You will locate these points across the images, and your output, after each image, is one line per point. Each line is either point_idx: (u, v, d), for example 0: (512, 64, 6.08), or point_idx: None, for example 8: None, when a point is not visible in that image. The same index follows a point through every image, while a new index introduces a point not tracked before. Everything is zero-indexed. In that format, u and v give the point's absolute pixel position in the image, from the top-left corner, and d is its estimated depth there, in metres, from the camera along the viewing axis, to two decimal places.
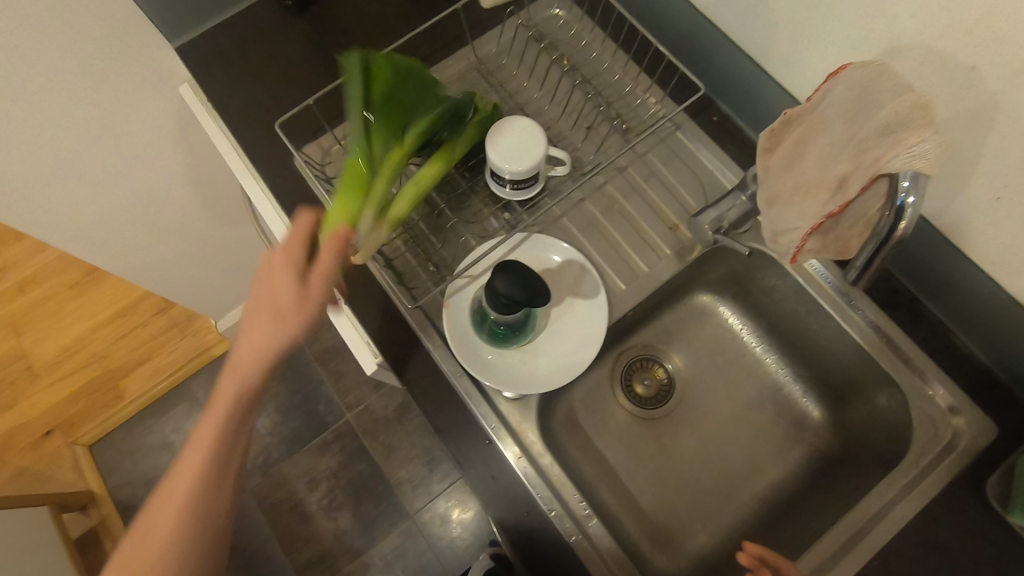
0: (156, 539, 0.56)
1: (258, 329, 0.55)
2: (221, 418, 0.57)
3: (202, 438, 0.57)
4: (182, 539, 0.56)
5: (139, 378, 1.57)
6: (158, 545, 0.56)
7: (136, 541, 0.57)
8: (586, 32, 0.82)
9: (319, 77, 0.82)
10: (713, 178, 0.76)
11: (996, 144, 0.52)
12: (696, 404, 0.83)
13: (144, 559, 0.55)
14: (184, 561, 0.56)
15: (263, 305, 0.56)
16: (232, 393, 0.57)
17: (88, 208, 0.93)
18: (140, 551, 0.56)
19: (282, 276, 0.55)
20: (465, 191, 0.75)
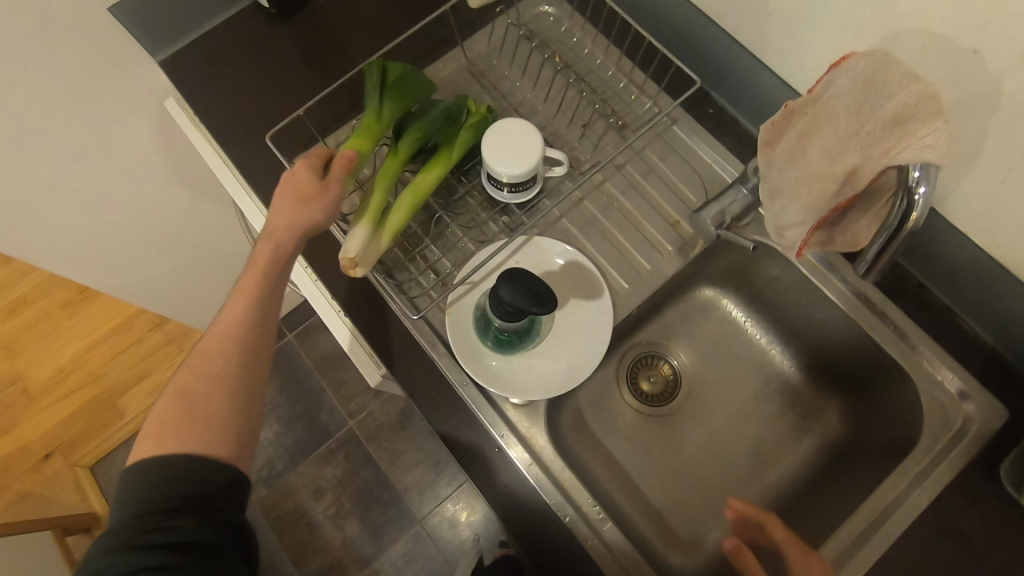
0: (206, 376, 0.56)
1: (285, 208, 0.61)
2: (262, 280, 0.61)
3: (249, 290, 0.60)
4: (229, 374, 0.57)
5: (138, 396, 1.55)
6: (210, 382, 0.56)
7: (184, 377, 0.56)
8: (577, 29, 0.81)
9: (307, 85, 0.81)
10: (711, 172, 0.76)
11: (1000, 128, 0.52)
12: (704, 398, 0.82)
13: (194, 395, 0.55)
14: (230, 403, 0.56)
15: (288, 190, 0.62)
16: (270, 259, 0.61)
17: (75, 230, 0.91)
18: (192, 384, 0.56)
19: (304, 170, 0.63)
20: (462, 195, 0.74)
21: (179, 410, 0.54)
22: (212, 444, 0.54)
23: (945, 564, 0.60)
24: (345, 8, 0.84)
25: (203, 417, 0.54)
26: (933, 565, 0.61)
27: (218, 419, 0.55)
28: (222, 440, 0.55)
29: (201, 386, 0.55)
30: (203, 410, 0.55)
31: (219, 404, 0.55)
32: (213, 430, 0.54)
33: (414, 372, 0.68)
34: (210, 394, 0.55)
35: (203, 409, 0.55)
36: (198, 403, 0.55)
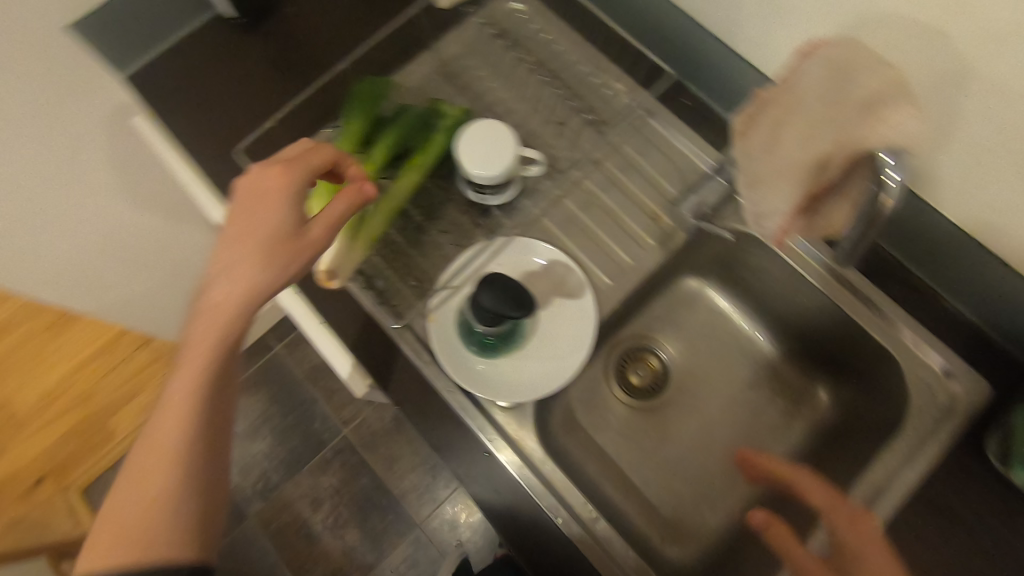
0: (159, 456, 0.53)
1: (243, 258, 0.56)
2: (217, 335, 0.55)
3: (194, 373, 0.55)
4: (182, 456, 0.53)
5: (128, 415, 1.56)
6: (162, 463, 0.53)
7: (143, 449, 0.53)
8: (548, 24, 0.80)
9: (277, 94, 0.79)
10: (691, 163, 0.75)
11: (973, 107, 0.52)
12: (693, 390, 0.82)
13: (143, 479, 0.52)
14: (180, 485, 0.53)
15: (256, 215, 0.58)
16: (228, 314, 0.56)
17: (44, 254, 0.88)
18: (146, 460, 0.53)
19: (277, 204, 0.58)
20: (439, 200, 0.74)
21: (139, 518, 0.51)
22: (176, 546, 0.51)
23: (937, 542, 0.61)
24: (312, 15, 0.82)
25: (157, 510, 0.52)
26: (926, 544, 0.61)
27: (169, 510, 0.52)
28: (180, 537, 0.52)
29: (154, 482, 0.52)
30: (157, 509, 0.51)
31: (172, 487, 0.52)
32: (159, 525, 0.51)
33: None
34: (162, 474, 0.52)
35: (158, 492, 0.52)
36: (149, 478, 0.52)
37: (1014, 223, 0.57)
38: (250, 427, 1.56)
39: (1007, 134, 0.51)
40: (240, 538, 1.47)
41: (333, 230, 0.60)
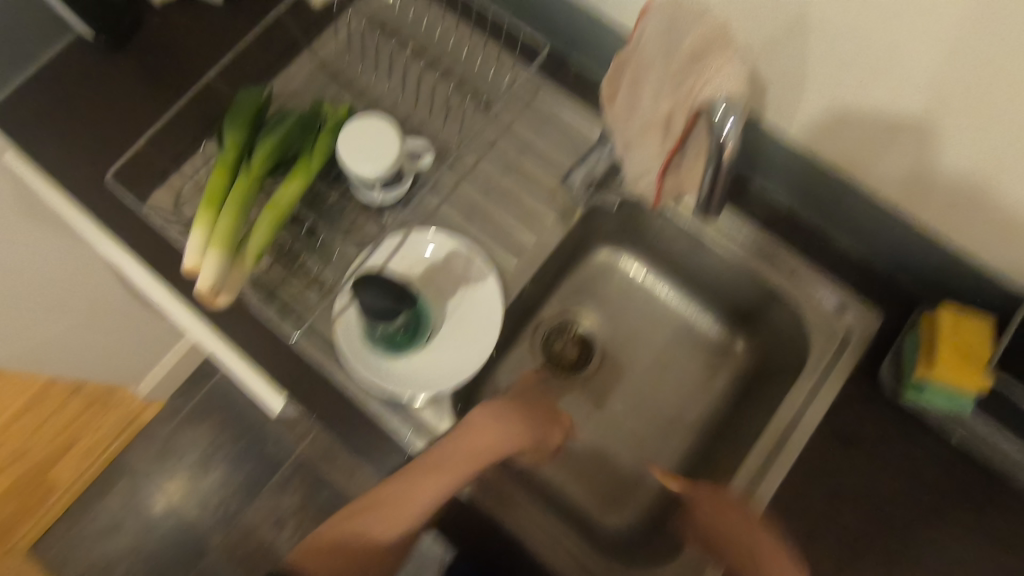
0: (346, 553, 0.59)
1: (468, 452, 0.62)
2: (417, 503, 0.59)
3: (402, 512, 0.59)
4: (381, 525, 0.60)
5: (68, 465, 1.43)
6: (350, 555, 0.59)
7: (361, 507, 0.61)
8: (425, 12, 0.79)
9: (150, 113, 0.76)
10: (582, 136, 0.76)
11: (817, 48, 0.54)
12: (620, 359, 0.83)
13: (359, 524, 0.60)
14: (375, 553, 0.60)
15: (457, 442, 0.62)
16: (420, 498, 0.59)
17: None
18: (365, 511, 0.60)
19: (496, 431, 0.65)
20: (334, 202, 0.72)
21: None
22: None
23: (844, 469, 0.64)
24: (180, 27, 0.79)
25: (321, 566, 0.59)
26: (835, 473, 0.64)
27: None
28: None
29: None
30: None
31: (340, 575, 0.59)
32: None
33: (313, 391, 0.66)
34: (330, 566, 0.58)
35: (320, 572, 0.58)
36: (325, 569, 0.59)
37: (876, 157, 0.60)
38: (201, 459, 1.52)
39: (852, 70, 0.53)
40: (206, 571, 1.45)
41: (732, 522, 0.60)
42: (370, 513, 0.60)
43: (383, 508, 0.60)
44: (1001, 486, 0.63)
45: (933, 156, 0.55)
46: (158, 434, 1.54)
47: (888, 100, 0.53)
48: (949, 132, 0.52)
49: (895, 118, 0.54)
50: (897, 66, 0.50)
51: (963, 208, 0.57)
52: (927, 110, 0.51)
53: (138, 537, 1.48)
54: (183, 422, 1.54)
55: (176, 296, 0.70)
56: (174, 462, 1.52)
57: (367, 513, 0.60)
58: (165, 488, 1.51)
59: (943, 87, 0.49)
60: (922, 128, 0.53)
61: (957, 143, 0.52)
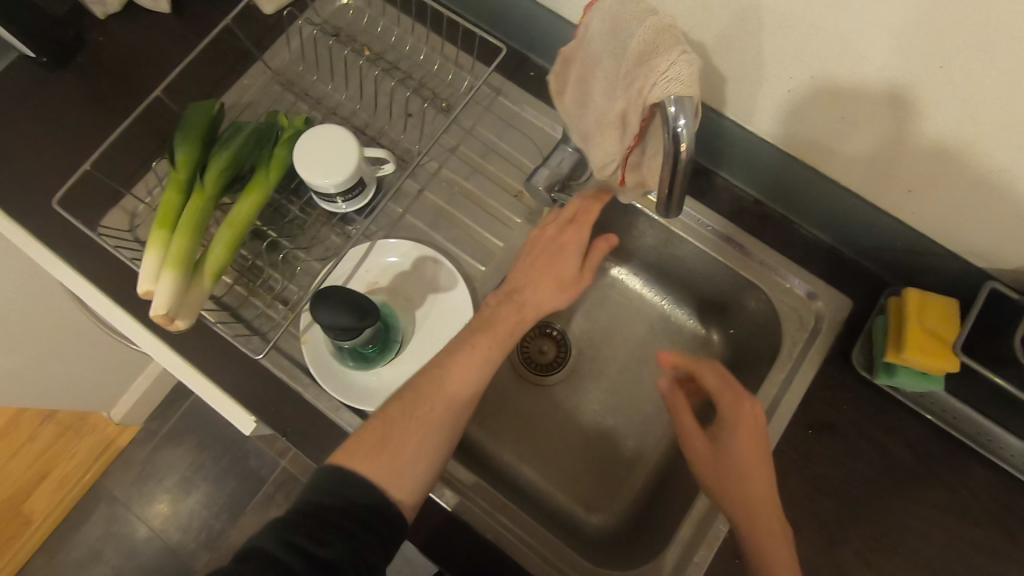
0: (414, 416, 0.55)
1: (544, 290, 0.65)
2: (491, 353, 0.60)
3: (433, 418, 0.55)
4: (456, 397, 0.57)
5: (43, 495, 1.42)
6: (418, 429, 0.55)
7: (425, 377, 0.58)
8: (380, 17, 0.78)
9: (98, 132, 0.73)
10: (546, 135, 0.75)
11: (770, 40, 0.53)
12: (597, 357, 0.82)
13: (422, 401, 0.56)
14: (445, 422, 0.56)
15: (541, 261, 0.66)
16: (495, 342, 0.61)
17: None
18: (427, 382, 0.57)
19: (569, 255, 0.66)
20: (295, 215, 0.70)
21: None
22: None
23: (820, 457, 0.64)
24: (126, 43, 0.76)
25: (397, 448, 0.53)
26: (811, 460, 0.64)
27: (410, 463, 0.53)
28: None
29: None
30: None
31: (413, 449, 0.53)
32: (403, 470, 0.52)
33: (284, 410, 0.65)
34: (408, 437, 0.53)
35: (396, 444, 0.53)
36: (398, 441, 0.53)
37: (852, 135, 0.58)
38: (181, 480, 1.49)
39: (806, 61, 0.53)
40: None
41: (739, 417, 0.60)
42: (437, 375, 0.58)
43: (455, 367, 0.59)
44: (974, 464, 0.63)
45: (914, 126, 0.52)
46: (136, 457, 1.50)
47: (859, 75, 0.51)
48: (928, 99, 0.49)
49: (867, 92, 0.52)
50: (864, 38, 0.48)
51: (952, 178, 0.54)
52: (895, 83, 0.50)
53: (121, 564, 1.45)
54: (161, 443, 1.51)
55: (135, 321, 0.67)
56: (153, 485, 1.49)
57: (433, 375, 0.58)
58: (146, 512, 1.47)
59: (914, 53, 0.46)
60: (892, 103, 0.51)
61: (937, 109, 0.49)
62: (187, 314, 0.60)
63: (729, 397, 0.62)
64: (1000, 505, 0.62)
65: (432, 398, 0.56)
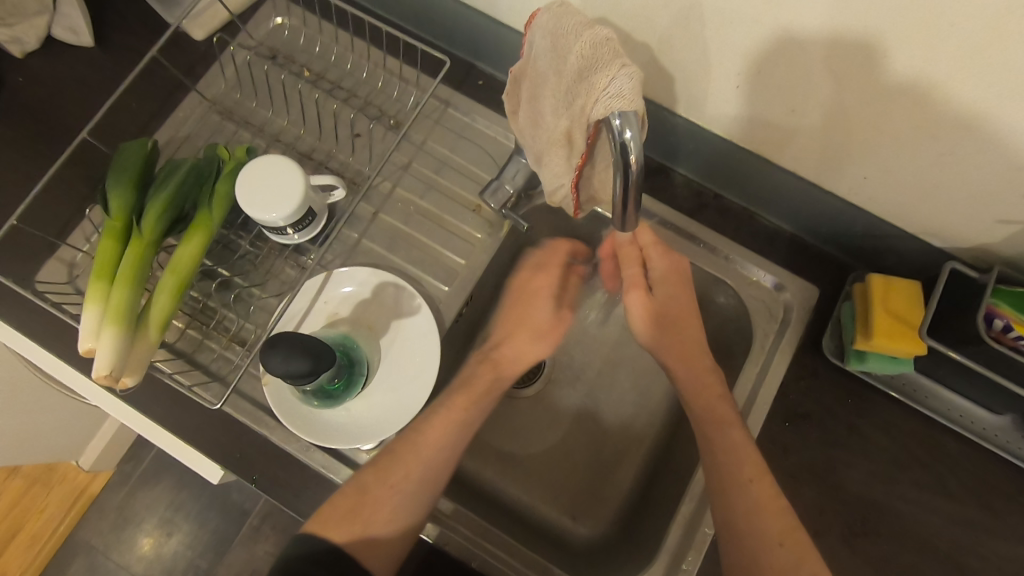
0: (387, 483, 0.56)
1: (523, 341, 0.68)
2: (467, 418, 0.62)
3: (406, 482, 0.56)
4: (431, 458, 0.58)
5: (15, 554, 1.39)
6: (392, 499, 0.55)
7: (399, 444, 0.58)
8: (317, 35, 0.75)
9: (26, 179, 0.69)
10: (500, 144, 0.73)
11: (714, 37, 0.53)
12: (571, 363, 0.81)
13: (397, 467, 0.57)
14: (420, 486, 0.57)
15: (519, 309, 0.70)
16: (471, 403, 0.63)
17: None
18: (402, 451, 0.58)
19: (543, 302, 0.70)
20: (245, 250, 0.67)
21: None
22: None
23: (800, 448, 0.64)
24: (48, 81, 0.72)
25: (369, 516, 0.54)
26: (791, 453, 0.64)
27: (382, 530, 0.54)
28: None
29: None
30: None
31: (384, 516, 0.55)
32: (373, 537, 0.54)
33: (251, 456, 0.62)
34: (382, 506, 0.55)
35: (369, 511, 0.54)
36: (370, 511, 0.54)
37: (808, 105, 0.54)
38: (161, 521, 1.44)
39: (750, 56, 0.52)
40: None
41: (671, 286, 0.65)
42: (412, 444, 0.58)
43: (425, 438, 0.58)
44: (947, 440, 0.64)
45: (861, 113, 0.52)
46: (111, 503, 1.45)
47: (805, 35, 0.48)
48: (890, 49, 0.45)
49: (817, 55, 0.49)
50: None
51: (920, 155, 0.53)
52: (839, 73, 0.49)
53: None
54: (136, 486, 1.46)
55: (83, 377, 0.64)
56: (132, 530, 1.44)
57: (409, 444, 0.58)
58: (127, 557, 1.42)
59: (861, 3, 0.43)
60: (840, 93, 0.51)
61: (903, 82, 0.47)
62: (133, 369, 0.57)
63: (667, 271, 0.65)
64: (975, 478, 0.63)
65: (406, 460, 0.57)
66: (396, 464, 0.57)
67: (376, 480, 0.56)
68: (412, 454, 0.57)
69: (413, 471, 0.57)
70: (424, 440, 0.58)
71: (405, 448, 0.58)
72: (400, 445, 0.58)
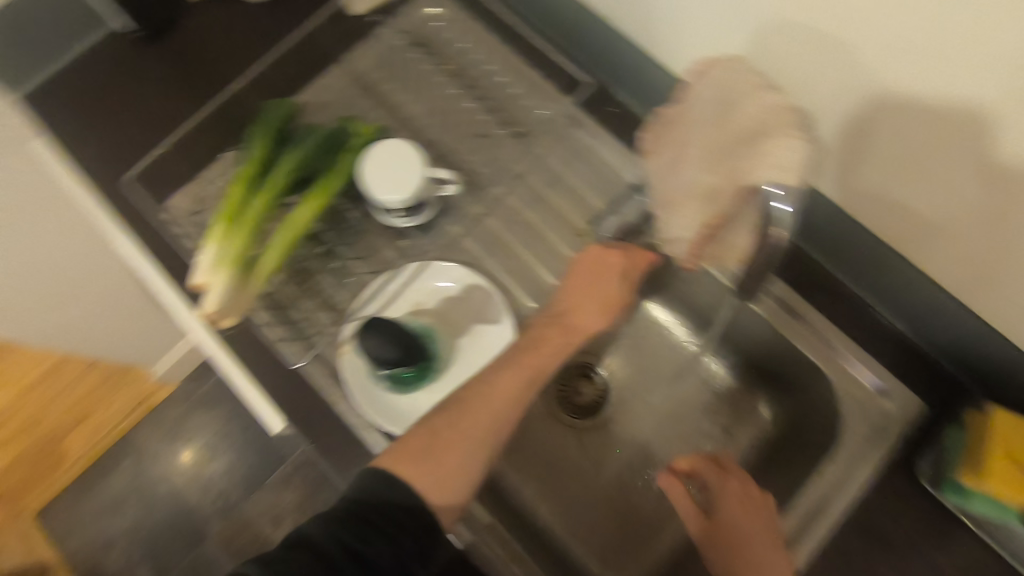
0: (458, 428, 0.55)
1: (588, 312, 0.65)
2: (537, 374, 0.60)
3: (477, 431, 0.56)
4: (502, 409, 0.57)
5: (81, 436, 1.54)
6: (459, 444, 0.54)
7: (469, 393, 0.58)
8: (467, 32, 0.76)
9: (177, 113, 0.74)
10: (617, 173, 0.71)
11: (883, 114, 0.50)
12: (635, 409, 0.78)
13: (467, 415, 0.56)
14: (491, 433, 0.56)
15: (588, 278, 0.65)
16: (541, 362, 0.61)
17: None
18: (472, 399, 0.57)
19: (615, 280, 0.65)
20: (354, 223, 0.70)
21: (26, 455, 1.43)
22: None
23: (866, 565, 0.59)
24: (217, 28, 0.77)
25: (441, 458, 0.53)
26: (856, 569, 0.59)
27: (454, 468, 0.53)
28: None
29: None
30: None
31: (456, 457, 0.53)
32: (447, 474, 0.52)
33: (313, 420, 0.63)
34: (453, 447, 0.54)
35: (441, 450, 0.53)
36: (444, 450, 0.53)
37: (963, 196, 0.50)
38: (206, 445, 1.52)
39: (917, 141, 0.49)
40: (202, 558, 1.45)
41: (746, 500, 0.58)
42: (478, 396, 0.58)
43: (498, 385, 0.58)
44: None
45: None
46: (167, 416, 1.54)
47: (972, 109, 0.44)
48: None
49: (980, 134, 0.45)
50: (983, 63, 0.41)
51: None
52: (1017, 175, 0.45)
53: (138, 517, 1.49)
54: (191, 407, 1.55)
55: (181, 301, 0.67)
56: (180, 446, 1.53)
57: (474, 396, 0.57)
58: (169, 470, 1.51)
59: None
60: (1011, 197, 0.47)
61: None
62: (231, 311, 0.62)
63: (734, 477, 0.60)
64: None
65: (478, 407, 0.57)
66: (465, 405, 0.57)
67: (444, 421, 0.55)
68: (478, 400, 0.57)
69: (484, 416, 0.57)
70: (493, 393, 0.58)
71: (475, 391, 0.58)
72: (469, 392, 0.58)
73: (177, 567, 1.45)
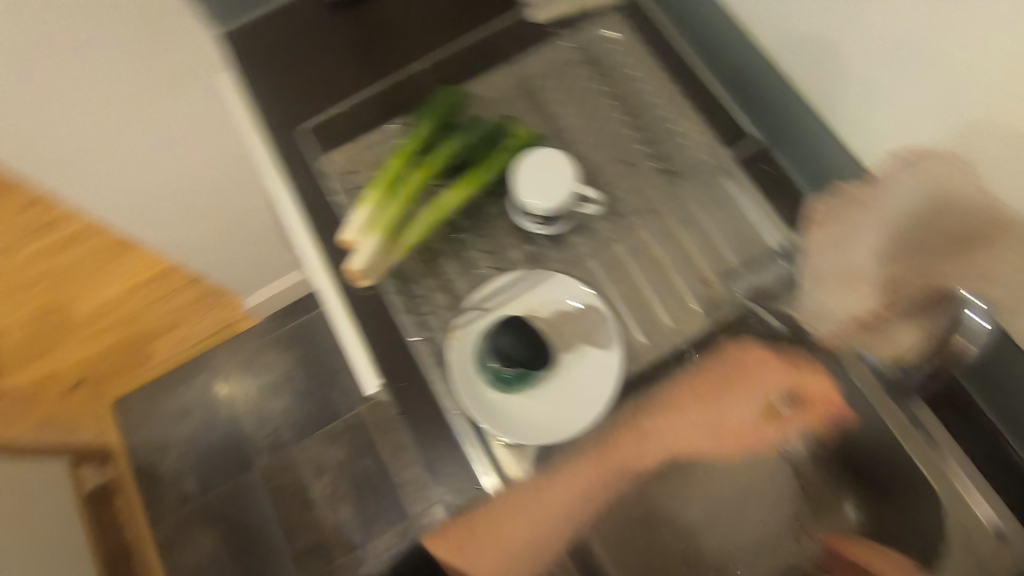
0: (496, 536, 0.58)
1: (692, 434, 0.63)
2: (601, 489, 0.61)
3: (513, 542, 0.58)
4: (544, 528, 0.59)
5: (162, 345, 1.61)
6: (492, 547, 0.58)
7: (515, 499, 0.58)
8: (640, 63, 0.77)
9: (354, 77, 0.79)
10: (758, 233, 0.69)
11: None
12: (709, 472, 0.67)
13: (507, 523, 0.58)
14: (526, 547, 0.59)
15: (693, 404, 0.63)
16: (614, 479, 0.61)
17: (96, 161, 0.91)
18: (516, 509, 0.58)
19: (751, 399, 0.63)
20: (490, 218, 0.72)
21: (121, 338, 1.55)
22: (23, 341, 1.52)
23: None
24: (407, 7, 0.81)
25: (472, 558, 0.58)
26: None
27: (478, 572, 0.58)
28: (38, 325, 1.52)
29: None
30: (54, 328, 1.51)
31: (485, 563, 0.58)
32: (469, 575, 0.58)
33: (409, 393, 0.65)
34: (484, 551, 0.58)
35: (471, 549, 0.58)
36: (473, 550, 0.58)
37: None
38: (274, 382, 1.61)
39: None
40: (244, 485, 1.53)
41: None
42: (526, 501, 0.59)
43: (550, 504, 0.59)
44: None
45: None
46: (247, 346, 1.64)
47: None
48: None
49: None
50: None
51: None
52: None
53: (199, 430, 1.59)
54: (269, 343, 1.64)
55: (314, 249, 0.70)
56: (251, 375, 1.62)
57: (521, 501, 0.58)
58: (236, 395, 1.61)
59: None
60: None
61: None
62: (371, 273, 0.68)
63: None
64: None
65: (521, 519, 0.58)
66: (510, 513, 0.58)
67: (488, 521, 0.58)
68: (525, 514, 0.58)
69: (527, 531, 0.58)
70: (541, 507, 0.59)
71: (528, 497, 0.59)
72: (516, 497, 0.58)
73: (219, 487, 1.53)
